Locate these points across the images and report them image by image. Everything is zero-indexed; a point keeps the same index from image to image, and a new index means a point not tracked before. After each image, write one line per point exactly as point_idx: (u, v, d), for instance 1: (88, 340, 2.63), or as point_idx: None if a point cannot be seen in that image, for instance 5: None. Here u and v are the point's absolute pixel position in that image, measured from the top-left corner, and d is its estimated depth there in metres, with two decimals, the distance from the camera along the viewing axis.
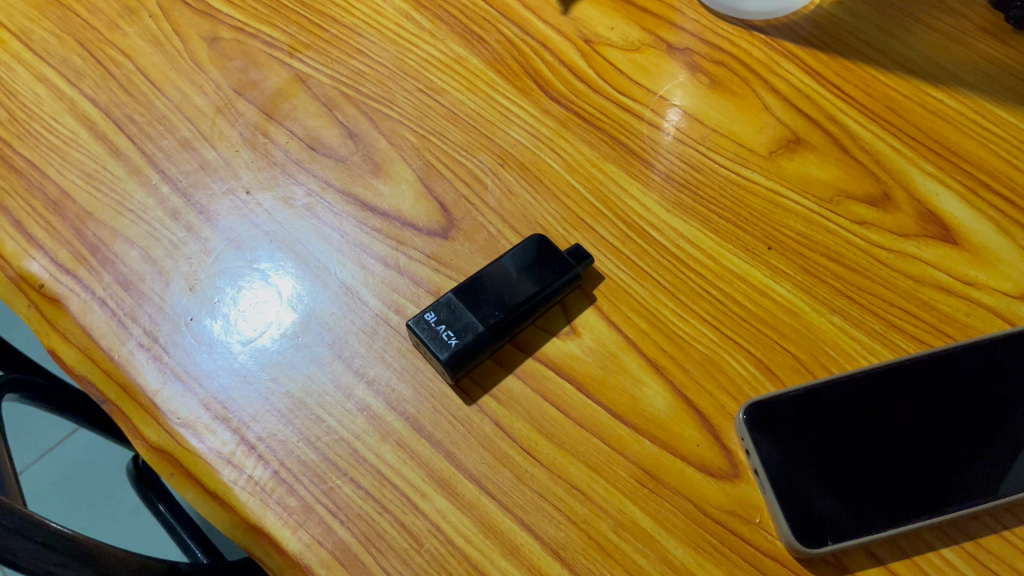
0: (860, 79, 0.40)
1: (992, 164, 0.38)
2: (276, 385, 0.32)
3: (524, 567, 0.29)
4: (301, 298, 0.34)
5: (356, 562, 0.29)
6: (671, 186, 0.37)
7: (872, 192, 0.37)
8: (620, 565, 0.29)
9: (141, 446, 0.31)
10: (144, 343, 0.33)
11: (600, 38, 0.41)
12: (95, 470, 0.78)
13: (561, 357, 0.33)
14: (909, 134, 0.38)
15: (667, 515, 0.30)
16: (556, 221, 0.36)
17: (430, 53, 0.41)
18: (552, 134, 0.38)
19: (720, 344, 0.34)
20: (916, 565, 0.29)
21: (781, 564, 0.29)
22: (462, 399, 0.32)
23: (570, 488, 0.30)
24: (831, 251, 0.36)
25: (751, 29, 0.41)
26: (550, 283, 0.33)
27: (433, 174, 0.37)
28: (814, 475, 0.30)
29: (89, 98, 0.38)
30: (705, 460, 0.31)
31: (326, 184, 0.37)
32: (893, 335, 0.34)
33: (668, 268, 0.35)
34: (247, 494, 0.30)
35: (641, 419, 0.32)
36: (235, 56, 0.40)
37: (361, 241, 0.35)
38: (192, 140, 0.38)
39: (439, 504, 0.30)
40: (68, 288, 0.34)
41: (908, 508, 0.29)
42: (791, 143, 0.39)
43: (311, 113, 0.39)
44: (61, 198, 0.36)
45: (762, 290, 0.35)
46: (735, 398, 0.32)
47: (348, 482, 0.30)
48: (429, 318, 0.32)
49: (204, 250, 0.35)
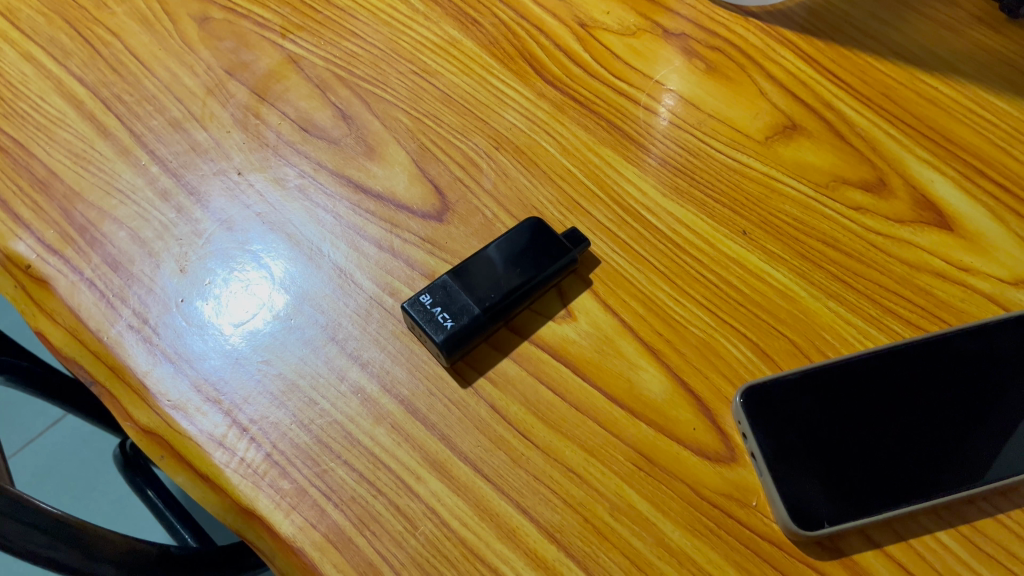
0: (855, 66, 0.40)
1: (986, 152, 0.38)
2: (269, 367, 0.32)
3: (520, 550, 0.29)
4: (293, 280, 0.34)
5: (351, 545, 0.29)
6: (667, 170, 0.37)
7: (867, 178, 0.37)
8: (617, 549, 0.29)
9: (131, 429, 0.31)
10: (134, 325, 0.32)
11: (596, 22, 0.41)
12: (80, 462, 0.77)
13: (558, 341, 0.33)
14: (904, 121, 0.38)
15: (663, 498, 0.30)
16: (552, 204, 0.36)
17: (424, 36, 0.40)
18: (547, 118, 0.38)
19: (716, 328, 0.33)
20: (911, 547, 0.29)
21: (777, 547, 0.29)
22: (457, 382, 0.32)
23: (567, 471, 0.30)
24: (826, 236, 0.36)
25: (746, 15, 0.41)
26: (546, 267, 0.33)
27: (427, 156, 0.37)
28: (811, 458, 0.29)
29: (76, 77, 0.38)
30: (701, 443, 0.31)
31: (319, 165, 0.36)
32: (889, 320, 0.34)
33: (664, 253, 0.35)
34: (239, 476, 0.29)
35: (638, 403, 0.32)
36: (226, 37, 0.39)
37: (355, 223, 0.35)
38: (183, 120, 0.37)
39: (434, 487, 0.30)
40: (56, 268, 0.33)
41: (904, 491, 0.29)
42: (787, 129, 0.38)
43: (304, 94, 0.38)
44: (48, 178, 0.35)
45: (758, 275, 0.35)
46: (732, 382, 0.32)
47: (341, 465, 0.30)
48: (424, 301, 0.32)
49: (195, 231, 0.35)
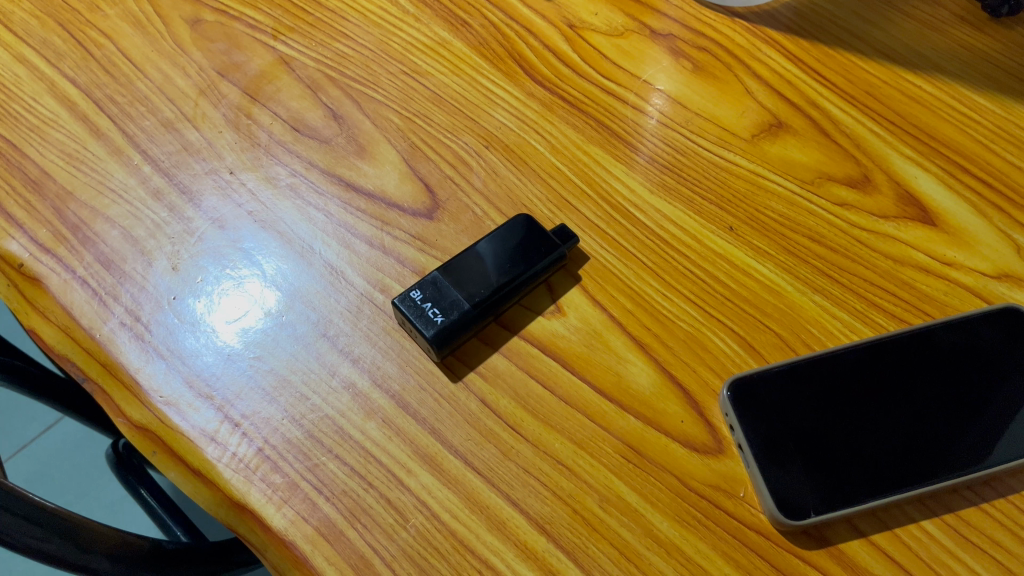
0: (840, 65, 0.40)
1: (969, 148, 0.38)
2: (261, 364, 0.32)
3: (510, 541, 0.29)
4: (284, 278, 0.34)
5: (342, 537, 0.29)
6: (656, 168, 0.37)
7: (852, 174, 0.38)
8: (606, 540, 0.29)
9: (124, 425, 0.31)
10: (126, 323, 0.33)
11: (585, 23, 0.41)
12: (73, 467, 0.77)
13: (547, 336, 0.33)
14: (888, 119, 0.39)
15: (652, 489, 0.30)
16: (541, 202, 0.36)
17: (414, 37, 0.41)
18: (536, 117, 0.38)
19: (703, 322, 0.34)
20: (896, 536, 0.30)
21: (765, 538, 0.30)
22: (447, 377, 0.32)
23: (556, 464, 0.30)
24: (812, 232, 0.36)
25: (733, 16, 0.42)
26: (535, 264, 0.33)
27: (418, 155, 0.37)
28: (797, 450, 0.30)
29: (69, 79, 0.38)
30: (689, 436, 0.31)
31: (310, 165, 0.37)
32: (873, 313, 0.34)
33: (653, 248, 0.35)
34: (230, 471, 0.30)
35: (627, 396, 0.32)
36: (218, 39, 0.40)
37: (346, 222, 0.35)
38: (175, 121, 0.37)
39: (425, 480, 0.30)
40: (49, 267, 0.34)
41: (890, 481, 0.29)
42: (773, 128, 0.39)
43: (295, 95, 0.38)
44: (41, 178, 0.36)
45: (746, 270, 0.35)
46: (719, 375, 0.33)
47: (332, 459, 0.30)
48: (414, 297, 0.32)
49: (187, 230, 0.35)
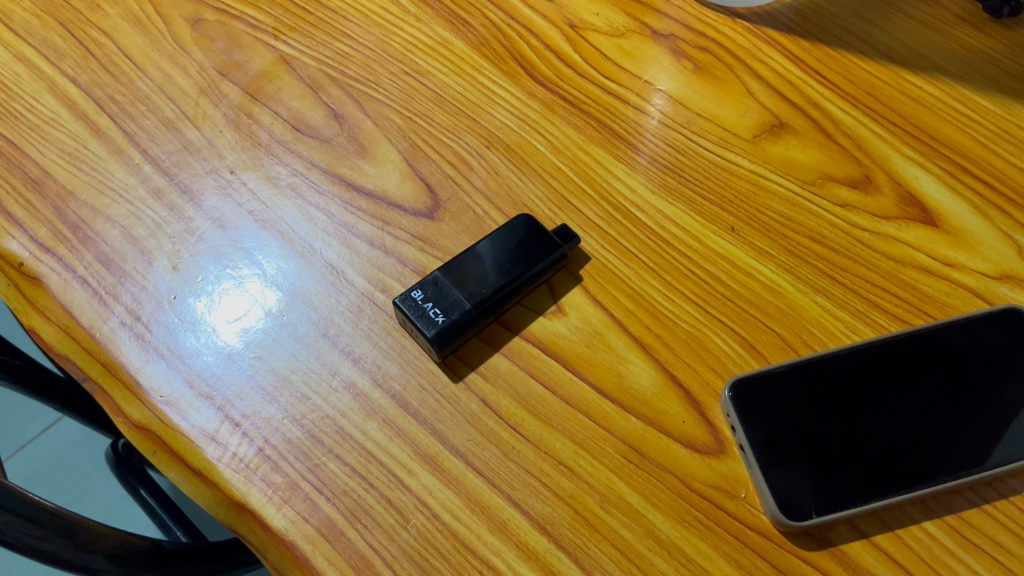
0: (841, 66, 0.40)
1: (970, 149, 0.38)
2: (261, 363, 0.32)
3: (511, 542, 0.29)
4: (285, 277, 0.34)
5: (342, 537, 0.29)
6: (657, 168, 0.37)
7: (853, 175, 0.38)
8: (607, 541, 0.29)
9: (123, 425, 0.31)
10: (126, 322, 0.33)
11: (586, 23, 0.41)
12: (72, 468, 0.77)
13: (548, 336, 0.33)
14: (890, 119, 0.39)
15: (653, 490, 0.30)
16: (543, 202, 0.36)
17: (415, 36, 0.41)
18: (537, 117, 0.38)
19: (705, 323, 0.34)
20: (898, 538, 0.30)
21: (767, 538, 0.30)
22: (448, 376, 0.32)
23: (557, 464, 0.30)
24: (814, 233, 0.36)
25: (734, 16, 0.42)
26: (536, 263, 0.33)
27: (419, 155, 0.37)
28: (798, 450, 0.30)
29: (69, 78, 0.38)
30: (691, 436, 0.31)
31: (311, 164, 0.37)
32: (875, 314, 0.34)
33: (654, 249, 0.35)
34: (230, 471, 0.30)
35: (628, 396, 0.32)
36: (218, 38, 0.40)
37: (347, 221, 0.35)
38: (175, 120, 0.37)
39: (426, 481, 0.30)
40: (49, 267, 0.34)
41: (892, 482, 0.29)
42: (775, 128, 0.39)
43: (296, 94, 0.38)
44: (41, 177, 0.36)
45: (747, 271, 0.35)
46: (720, 376, 0.33)
47: (333, 459, 0.30)
48: (415, 296, 0.32)
49: (188, 229, 0.35)
